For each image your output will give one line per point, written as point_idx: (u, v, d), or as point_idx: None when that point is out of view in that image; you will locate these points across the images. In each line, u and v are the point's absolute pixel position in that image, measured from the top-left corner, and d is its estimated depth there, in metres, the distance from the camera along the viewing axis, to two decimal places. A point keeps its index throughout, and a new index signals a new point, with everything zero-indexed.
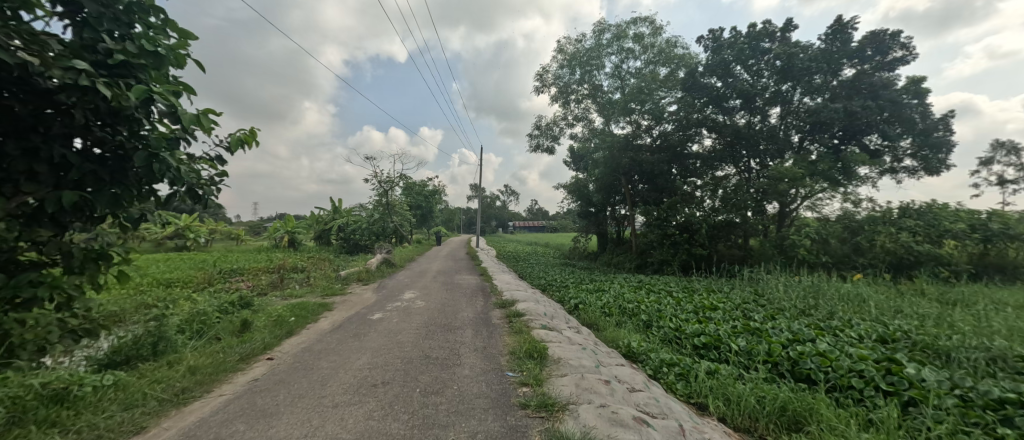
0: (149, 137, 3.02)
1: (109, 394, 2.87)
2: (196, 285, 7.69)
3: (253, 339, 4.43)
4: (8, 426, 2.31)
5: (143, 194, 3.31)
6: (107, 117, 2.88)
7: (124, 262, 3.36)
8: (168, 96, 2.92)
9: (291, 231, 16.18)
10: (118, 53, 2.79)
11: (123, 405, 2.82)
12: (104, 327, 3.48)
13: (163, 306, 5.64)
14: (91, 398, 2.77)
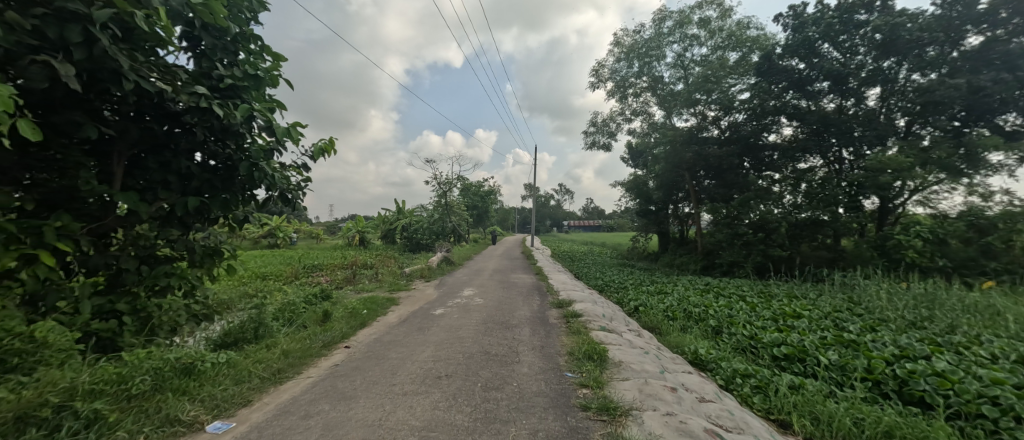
0: (250, 148, 3.52)
1: (223, 370, 3.38)
2: (285, 279, 8.69)
3: (333, 328, 4.90)
4: (153, 392, 2.82)
5: (245, 198, 3.85)
6: (219, 133, 3.41)
7: (232, 257, 3.94)
8: (265, 113, 3.37)
9: (361, 231, 17.55)
10: (227, 77, 3.29)
11: (235, 380, 3.30)
12: (218, 313, 4.09)
13: (258, 296, 6.47)
14: (211, 372, 3.28)
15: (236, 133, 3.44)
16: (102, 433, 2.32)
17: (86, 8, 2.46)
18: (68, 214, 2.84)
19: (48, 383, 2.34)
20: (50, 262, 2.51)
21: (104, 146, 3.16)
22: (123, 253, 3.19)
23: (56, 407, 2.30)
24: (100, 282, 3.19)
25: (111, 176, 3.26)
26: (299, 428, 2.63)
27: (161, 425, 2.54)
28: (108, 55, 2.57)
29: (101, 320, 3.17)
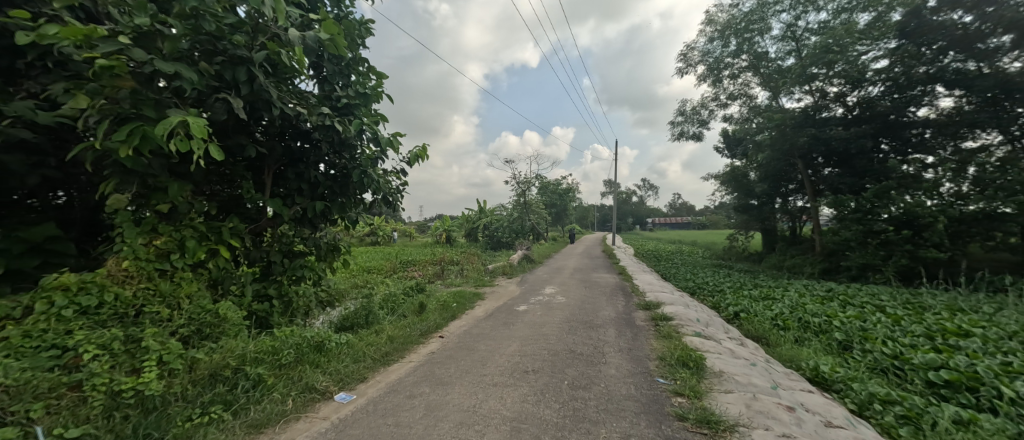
0: (361, 158, 4.06)
1: (345, 349, 3.94)
2: (385, 272, 9.71)
3: (428, 318, 5.36)
4: (297, 363, 3.42)
5: (358, 201, 4.45)
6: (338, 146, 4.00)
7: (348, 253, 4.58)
8: (372, 126, 3.86)
9: (448, 229, 18.71)
10: (344, 98, 3.85)
11: (353, 359, 3.82)
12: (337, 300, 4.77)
13: (364, 287, 7.34)
14: (335, 350, 3.85)
15: (351, 145, 3.99)
16: (264, 394, 2.90)
17: (248, 52, 3.09)
18: (236, 217, 3.60)
19: (228, 349, 3.02)
20: (224, 255, 3.31)
21: (258, 161, 3.91)
22: (271, 248, 3.93)
23: (234, 370, 2.94)
24: (257, 271, 3.96)
25: (262, 185, 4.04)
26: (406, 406, 2.95)
27: (303, 391, 3.07)
28: (262, 88, 3.19)
29: (259, 302, 3.93)
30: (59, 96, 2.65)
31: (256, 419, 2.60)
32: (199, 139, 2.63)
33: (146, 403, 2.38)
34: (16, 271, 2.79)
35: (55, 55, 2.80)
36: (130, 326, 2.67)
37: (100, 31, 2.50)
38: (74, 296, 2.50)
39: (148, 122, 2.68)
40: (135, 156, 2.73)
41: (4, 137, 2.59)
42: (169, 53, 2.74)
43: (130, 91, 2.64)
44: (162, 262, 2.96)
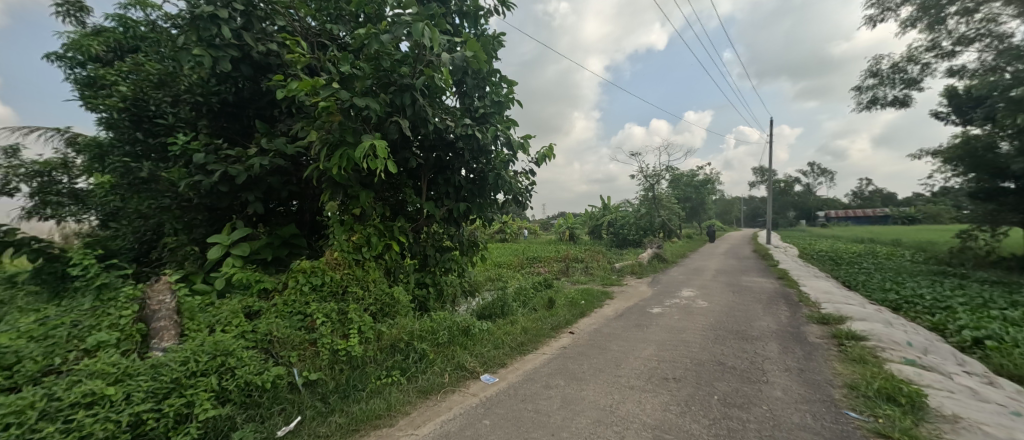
0: (496, 161, 4.43)
1: (487, 335, 4.29)
2: (513, 267, 10.34)
3: (558, 314, 5.50)
4: (450, 342, 3.85)
5: (493, 201, 4.86)
6: (478, 152, 4.45)
7: (485, 248, 5.15)
8: (506, 132, 4.21)
9: (571, 226, 18.75)
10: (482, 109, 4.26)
11: (494, 344, 4.10)
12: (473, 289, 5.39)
13: (497, 280, 7.93)
14: (479, 335, 4.20)
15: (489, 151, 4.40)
16: (427, 366, 3.37)
17: (412, 80, 3.68)
18: (403, 218, 4.36)
19: (401, 326, 3.62)
20: (395, 248, 4.07)
21: (417, 170, 4.65)
22: (427, 243, 4.63)
23: (406, 343, 3.48)
24: (418, 263, 4.71)
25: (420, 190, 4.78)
26: (545, 394, 3.07)
27: (456, 368, 3.46)
28: (421, 109, 3.77)
29: (419, 288, 4.61)
30: (299, 132, 3.66)
31: (422, 386, 3.04)
32: (382, 157, 3.29)
33: (352, 361, 3.05)
34: (277, 258, 3.97)
35: (295, 103, 3.87)
36: (339, 302, 3.49)
37: (320, 81, 3.34)
38: (309, 277, 3.44)
39: (349, 146, 3.46)
40: (341, 173, 3.59)
41: (271, 165, 3.71)
42: (360, 89, 3.48)
43: (339, 122, 3.45)
44: (357, 253, 3.83)
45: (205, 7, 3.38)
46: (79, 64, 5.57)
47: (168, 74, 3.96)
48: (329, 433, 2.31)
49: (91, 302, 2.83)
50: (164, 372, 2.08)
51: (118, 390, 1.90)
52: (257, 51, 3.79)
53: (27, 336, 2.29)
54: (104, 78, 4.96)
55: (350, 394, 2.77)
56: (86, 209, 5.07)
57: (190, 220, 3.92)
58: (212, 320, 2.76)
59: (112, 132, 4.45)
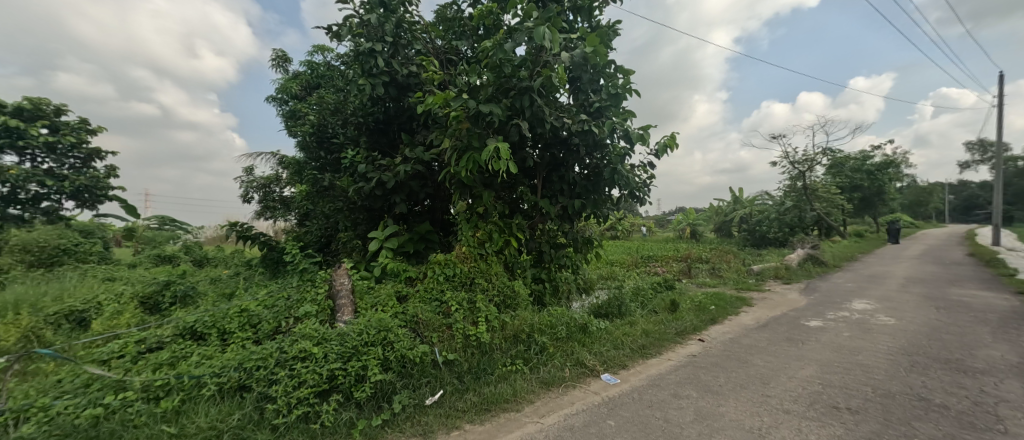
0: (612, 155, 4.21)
1: (605, 335, 4.00)
2: (627, 265, 9.83)
3: (684, 319, 4.81)
4: (568, 339, 3.78)
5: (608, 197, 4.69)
6: (593, 147, 4.32)
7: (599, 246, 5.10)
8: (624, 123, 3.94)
9: (693, 223, 17.04)
10: (598, 103, 4.13)
11: (612, 345, 3.80)
12: (588, 287, 5.34)
13: (611, 277, 7.52)
14: (597, 334, 3.98)
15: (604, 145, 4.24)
16: (548, 359, 3.37)
17: (530, 81, 3.75)
18: (520, 215, 4.52)
19: (522, 318, 3.70)
20: (514, 243, 4.26)
21: (532, 168, 4.76)
22: (543, 239, 4.72)
23: (527, 335, 3.56)
24: (534, 258, 4.83)
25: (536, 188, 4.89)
26: (674, 404, 2.82)
27: (575, 365, 3.36)
28: (539, 109, 3.82)
29: (535, 283, 4.69)
30: (435, 141, 4.13)
31: (544, 377, 3.06)
32: (504, 158, 3.46)
33: (481, 347, 3.25)
34: (416, 251, 4.54)
35: (430, 115, 4.36)
36: (468, 292, 3.77)
37: (451, 93, 3.67)
38: (443, 267, 3.87)
39: (475, 150, 3.72)
40: (468, 175, 3.91)
41: (411, 171, 4.25)
42: (484, 97, 3.70)
43: (467, 129, 3.72)
44: (482, 248, 4.15)
45: (365, 44, 4.07)
46: (284, 101, 7.31)
47: (340, 102, 4.99)
48: (466, 408, 2.57)
49: (298, 281, 3.74)
50: (347, 340, 2.60)
51: (319, 349, 2.47)
52: (401, 74, 4.39)
53: (264, 303, 3.26)
54: (299, 110, 6.41)
55: (482, 377, 2.98)
56: (288, 211, 6.64)
57: (355, 219, 4.80)
58: (374, 301, 3.32)
59: (305, 151, 5.73)
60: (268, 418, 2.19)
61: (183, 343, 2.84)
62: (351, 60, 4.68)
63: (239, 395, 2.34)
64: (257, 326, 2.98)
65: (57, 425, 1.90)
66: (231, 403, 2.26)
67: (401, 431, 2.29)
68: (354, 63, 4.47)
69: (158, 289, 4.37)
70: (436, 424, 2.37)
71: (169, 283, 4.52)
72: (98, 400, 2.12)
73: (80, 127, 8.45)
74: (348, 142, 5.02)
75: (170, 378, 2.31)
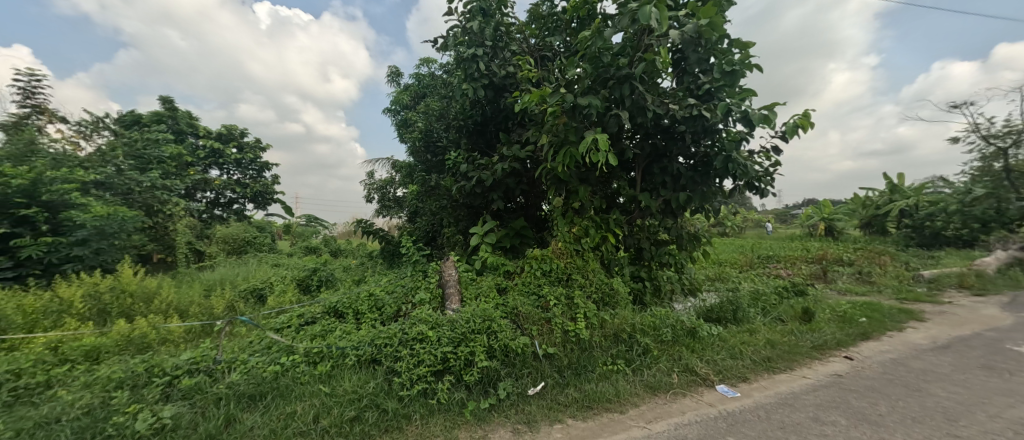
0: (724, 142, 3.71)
1: (719, 341, 3.48)
2: (743, 266, 8.71)
3: (823, 330, 3.97)
4: (674, 343, 3.40)
5: (718, 189, 4.20)
6: (702, 134, 3.89)
7: (709, 242, 4.57)
8: (742, 103, 3.45)
9: (829, 218, 14.38)
10: (709, 84, 3.69)
11: (730, 353, 3.30)
12: (695, 288, 4.79)
13: (724, 279, 6.69)
14: (709, 339, 3.49)
15: (715, 131, 3.79)
16: (653, 361, 3.12)
17: (630, 69, 3.55)
18: (618, 210, 4.32)
19: (622, 317, 3.48)
20: (612, 240, 4.10)
21: (630, 160, 4.51)
22: (642, 236, 4.44)
23: (628, 335, 3.34)
24: (632, 255, 4.56)
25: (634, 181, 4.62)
26: (815, 430, 2.29)
27: (684, 371, 3.03)
28: (641, 97, 3.57)
29: (634, 281, 4.42)
30: (531, 138, 4.18)
31: (649, 381, 2.87)
32: (603, 150, 3.31)
33: (580, 343, 3.17)
34: (513, 246, 4.68)
35: (527, 113, 4.44)
36: (565, 287, 3.75)
37: (548, 89, 3.66)
38: (539, 262, 3.92)
39: (572, 145, 3.66)
40: (564, 170, 3.86)
41: (508, 168, 4.38)
42: (581, 90, 3.61)
43: (564, 124, 3.68)
44: (578, 244, 4.06)
45: (467, 51, 4.33)
46: (396, 112, 8.19)
47: (444, 109, 5.43)
48: (568, 403, 2.57)
49: (412, 271, 4.20)
50: (458, 326, 2.84)
51: (434, 333, 2.75)
52: (499, 75, 4.56)
53: (387, 289, 3.75)
54: (410, 118, 7.12)
55: (582, 373, 2.92)
56: (402, 210, 7.43)
57: (457, 215, 5.17)
58: (477, 291, 3.54)
59: (414, 155, 6.33)
60: (395, 389, 2.49)
61: (328, 319, 3.42)
62: (454, 68, 5.02)
63: (372, 365, 2.71)
64: (381, 309, 3.45)
65: (253, 376, 2.48)
66: (366, 373, 2.62)
67: (506, 417, 2.40)
68: (457, 70, 4.78)
69: (308, 274, 5.32)
70: (539, 414, 2.44)
71: (315, 269, 5.46)
72: (277, 359, 2.70)
73: (256, 145, 10.68)
74: (450, 145, 5.41)
75: (322, 348, 2.79)
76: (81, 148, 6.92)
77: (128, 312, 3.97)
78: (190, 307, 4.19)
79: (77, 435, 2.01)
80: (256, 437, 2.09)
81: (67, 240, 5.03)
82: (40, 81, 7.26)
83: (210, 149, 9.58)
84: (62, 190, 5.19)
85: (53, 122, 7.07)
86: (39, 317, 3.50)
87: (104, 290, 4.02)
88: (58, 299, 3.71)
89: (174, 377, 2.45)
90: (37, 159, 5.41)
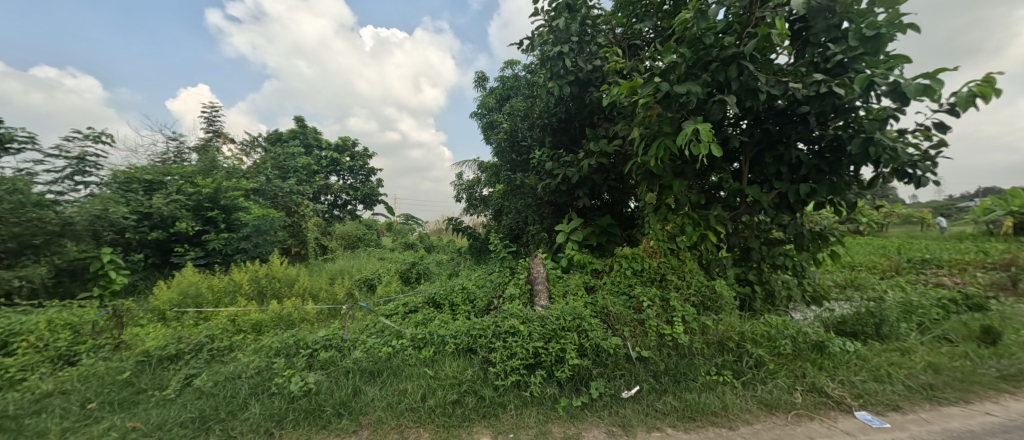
0: (863, 122, 3.07)
1: (857, 360, 2.93)
2: (885, 271, 7.20)
3: (1017, 357, 3.06)
4: (796, 357, 2.95)
5: (852, 179, 3.52)
6: (830, 114, 3.30)
7: (840, 242, 3.84)
8: (890, 73, 2.82)
9: (1021, 212, 11.10)
10: (841, 54, 3.09)
11: (872, 375, 2.75)
12: (822, 296, 4.08)
13: (860, 285, 5.61)
14: (843, 356, 2.95)
15: (850, 109, 3.18)
16: (768, 376, 2.75)
17: (736, 48, 3.14)
18: (720, 205, 3.90)
19: (728, 324, 3.14)
20: (713, 238, 3.64)
21: (735, 150, 4.02)
22: (750, 234, 3.94)
23: (737, 344, 3.00)
24: (737, 256, 4.09)
25: (739, 173, 4.12)
26: None
27: (811, 391, 2.62)
28: (751, 78, 3.15)
29: (741, 285, 3.95)
30: (620, 132, 3.98)
31: (764, 397, 2.55)
32: (704, 140, 2.98)
33: (679, 349, 2.94)
34: (600, 244, 4.54)
35: (615, 106, 4.24)
36: (659, 289, 3.52)
37: (639, 79, 3.44)
38: (629, 261, 3.75)
39: (667, 136, 3.37)
40: (657, 164, 3.58)
41: (595, 165, 4.25)
42: (678, 77, 3.31)
43: (658, 115, 3.40)
44: (672, 243, 3.76)
45: (553, 49, 4.30)
46: (483, 115, 8.56)
47: (530, 108, 5.50)
48: (667, 412, 2.43)
49: (500, 266, 4.36)
50: (548, 322, 2.86)
51: (525, 328, 2.82)
52: (585, 70, 4.45)
53: (478, 283, 3.96)
54: (496, 120, 7.38)
55: (682, 381, 2.71)
56: (488, 208, 7.75)
57: (542, 213, 5.23)
58: (565, 288, 3.54)
59: (500, 156, 6.55)
60: (491, 378, 2.61)
61: (428, 309, 3.74)
62: (539, 67, 5.05)
63: (468, 354, 2.88)
64: (473, 302, 3.67)
65: (370, 355, 2.84)
66: (464, 361, 2.80)
67: (600, 417, 2.37)
68: (543, 69, 4.79)
69: (409, 268, 5.89)
70: (635, 419, 2.35)
71: (414, 263, 6.01)
72: (389, 341, 3.04)
73: (366, 153, 12.13)
74: (536, 144, 5.45)
75: (425, 335, 3.06)
76: (244, 162, 8.63)
77: (277, 294, 4.85)
78: (319, 292, 4.97)
79: (253, 390, 2.54)
80: (376, 408, 2.38)
81: (236, 236, 6.32)
82: (218, 111, 9.25)
83: (330, 158, 11.13)
84: (232, 197, 6.53)
85: (227, 142, 8.94)
86: (221, 295, 4.49)
87: (261, 276, 4.97)
88: (232, 281, 4.71)
89: (313, 350, 2.92)
90: (216, 172, 6.90)
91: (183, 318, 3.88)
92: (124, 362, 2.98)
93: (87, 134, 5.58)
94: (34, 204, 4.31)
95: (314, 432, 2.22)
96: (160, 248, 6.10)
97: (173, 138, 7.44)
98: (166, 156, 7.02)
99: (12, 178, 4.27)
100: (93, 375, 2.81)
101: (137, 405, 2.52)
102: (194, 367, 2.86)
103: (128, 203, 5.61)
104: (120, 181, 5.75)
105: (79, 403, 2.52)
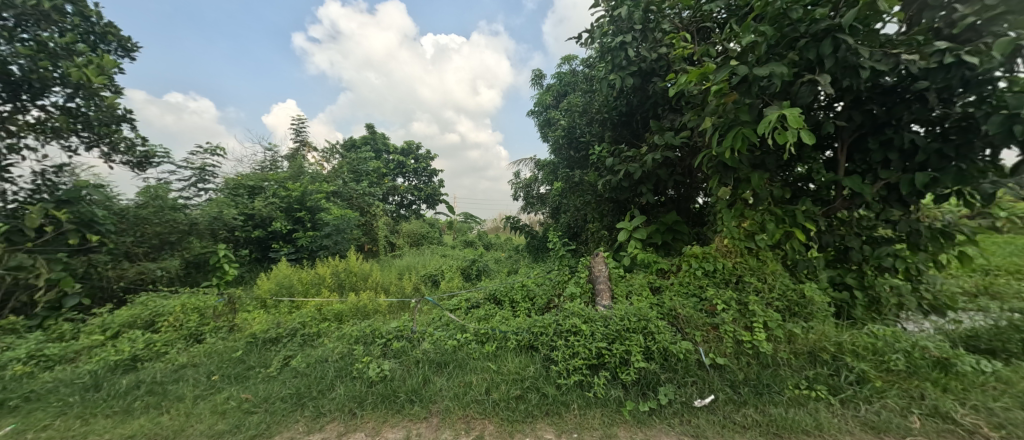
0: (1006, 96, 2.52)
1: (996, 384, 2.42)
2: None
3: None
4: (911, 376, 2.51)
5: (987, 165, 2.92)
6: (957, 89, 2.77)
7: (971, 242, 3.19)
8: None
9: None
10: (974, 16, 2.56)
11: (1018, 402, 2.26)
12: (946, 304, 3.42)
13: (998, 294, 4.62)
14: (976, 378, 2.47)
15: (985, 81, 2.63)
16: (873, 394, 2.39)
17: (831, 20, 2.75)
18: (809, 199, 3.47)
19: (822, 333, 2.77)
20: (800, 237, 3.22)
21: (828, 136, 3.53)
22: (848, 232, 3.44)
23: (832, 356, 2.64)
24: (831, 256, 3.60)
25: (835, 162, 3.63)
26: None
27: (931, 415, 2.23)
28: (850, 53, 2.74)
29: (836, 290, 3.48)
30: (690, 123, 3.70)
31: (868, 419, 2.23)
32: (792, 126, 2.64)
33: (761, 358, 2.66)
34: (666, 242, 4.27)
35: (683, 95, 3.96)
36: (734, 291, 3.23)
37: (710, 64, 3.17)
38: (699, 262, 3.48)
39: (744, 125, 3.05)
40: (733, 155, 3.26)
41: (661, 159, 4.00)
42: (758, 58, 2.98)
43: (734, 102, 3.06)
44: (751, 242, 3.40)
45: (614, 39, 4.15)
46: (541, 113, 8.55)
47: (589, 103, 5.36)
48: (748, 425, 2.24)
49: (559, 264, 4.32)
50: (612, 323, 2.75)
51: (587, 327, 2.74)
52: (649, 59, 4.22)
53: (537, 280, 3.98)
54: (554, 117, 7.32)
55: (765, 393, 2.46)
56: (546, 206, 7.71)
57: (602, 210, 5.07)
58: (629, 289, 3.40)
59: (558, 153, 6.48)
60: (553, 376, 2.59)
61: (488, 305, 3.82)
62: (599, 60, 4.90)
63: (529, 351, 2.90)
64: (533, 299, 3.69)
65: (438, 346, 2.98)
66: (526, 357, 2.82)
67: (670, 426, 2.26)
68: (603, 61, 4.64)
69: (470, 264, 6.10)
70: (710, 430, 2.21)
71: (475, 260, 6.20)
72: (454, 334, 3.15)
73: (429, 155, 12.77)
74: (596, 140, 5.29)
75: (487, 330, 3.11)
76: (326, 167, 9.56)
77: (353, 287, 5.28)
78: (390, 286, 5.31)
79: (338, 372, 2.80)
80: (444, 397, 2.50)
81: (319, 234, 7.00)
82: (303, 123, 10.34)
83: (397, 161, 11.85)
84: (316, 199, 7.25)
85: (311, 150, 9.96)
86: (308, 286, 5.02)
87: (340, 270, 5.46)
88: (317, 275, 5.25)
89: (387, 340, 3.13)
90: (303, 177, 7.72)
91: (280, 305, 4.41)
92: (237, 342, 3.46)
93: (206, 148, 6.56)
94: (171, 207, 5.20)
95: (390, 415, 2.39)
96: (260, 244, 6.99)
97: (269, 148, 8.47)
98: (264, 164, 8.00)
99: (155, 186, 5.21)
100: (215, 351, 3.30)
101: (247, 379, 2.91)
102: (291, 349, 3.24)
103: (236, 206, 6.50)
104: (231, 187, 6.68)
105: (206, 375, 2.98)
